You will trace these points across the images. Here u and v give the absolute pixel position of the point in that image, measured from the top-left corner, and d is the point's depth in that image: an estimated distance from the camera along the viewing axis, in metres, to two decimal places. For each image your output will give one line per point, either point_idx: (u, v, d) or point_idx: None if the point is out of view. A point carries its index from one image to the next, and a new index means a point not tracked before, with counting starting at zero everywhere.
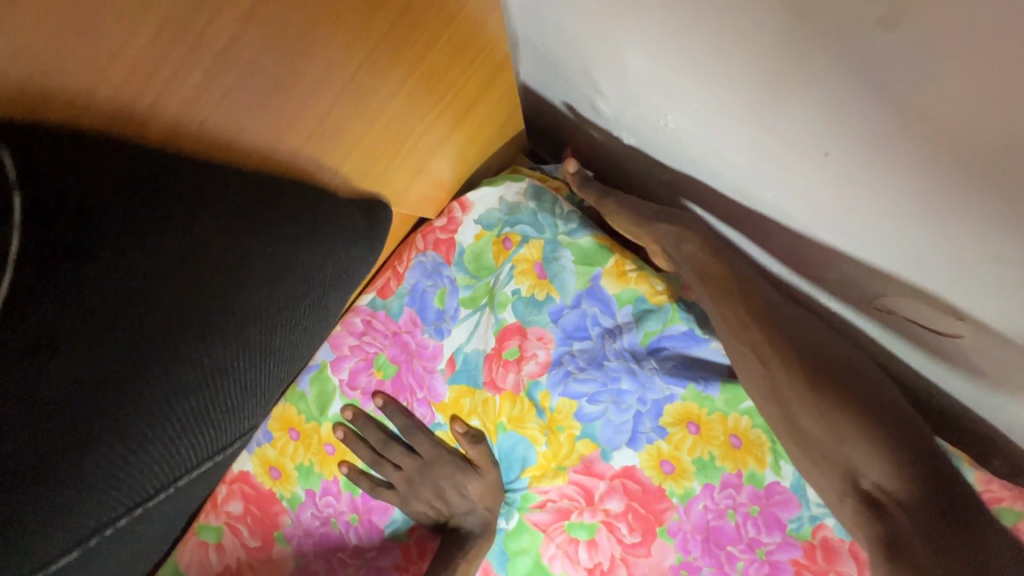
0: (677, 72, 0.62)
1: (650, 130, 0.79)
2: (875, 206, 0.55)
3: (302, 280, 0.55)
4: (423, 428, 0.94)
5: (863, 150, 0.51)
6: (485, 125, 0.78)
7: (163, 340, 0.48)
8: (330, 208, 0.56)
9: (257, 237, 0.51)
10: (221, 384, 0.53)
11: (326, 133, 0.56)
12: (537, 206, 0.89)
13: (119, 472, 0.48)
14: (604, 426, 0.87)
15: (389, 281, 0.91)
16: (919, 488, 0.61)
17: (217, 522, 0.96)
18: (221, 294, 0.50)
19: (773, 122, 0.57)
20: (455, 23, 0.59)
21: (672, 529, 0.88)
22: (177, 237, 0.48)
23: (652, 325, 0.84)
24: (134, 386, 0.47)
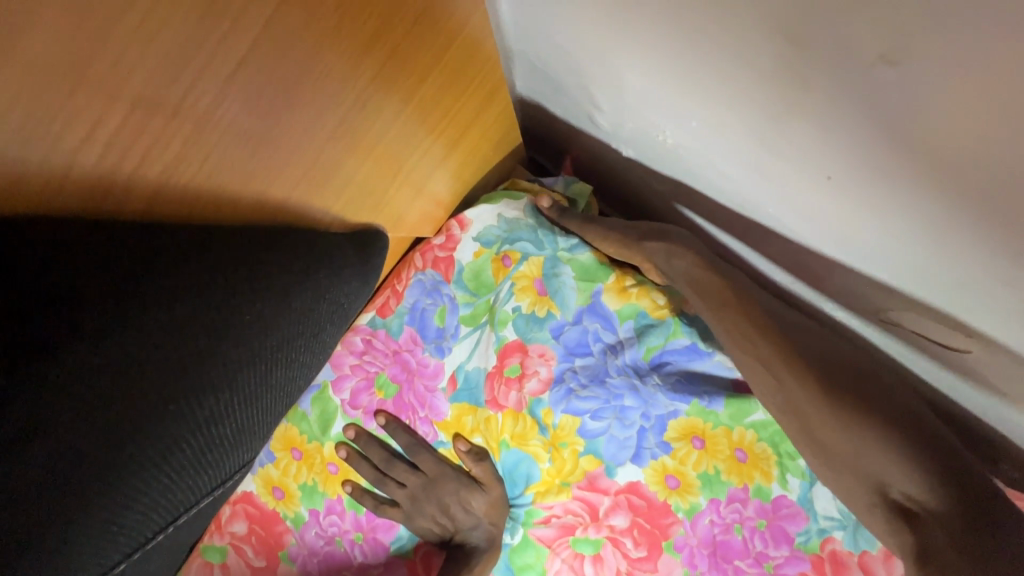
0: (681, 93, 0.60)
1: (650, 145, 0.77)
2: (882, 228, 0.54)
3: (300, 317, 0.53)
4: (426, 447, 0.93)
5: (869, 175, 0.50)
6: (480, 147, 0.77)
7: (156, 390, 0.45)
8: (321, 243, 0.55)
9: (255, 274, 0.50)
10: (222, 425, 0.51)
11: (319, 165, 0.55)
12: (536, 221, 0.88)
13: (119, 521, 0.46)
14: (607, 442, 0.87)
15: (389, 300, 0.91)
16: (955, 499, 0.58)
17: (222, 542, 0.96)
18: (216, 339, 0.48)
19: (775, 144, 0.56)
20: (450, 49, 0.59)
21: (679, 544, 0.87)
22: (173, 278, 0.46)
23: (654, 340, 0.83)
24: (128, 440, 0.44)
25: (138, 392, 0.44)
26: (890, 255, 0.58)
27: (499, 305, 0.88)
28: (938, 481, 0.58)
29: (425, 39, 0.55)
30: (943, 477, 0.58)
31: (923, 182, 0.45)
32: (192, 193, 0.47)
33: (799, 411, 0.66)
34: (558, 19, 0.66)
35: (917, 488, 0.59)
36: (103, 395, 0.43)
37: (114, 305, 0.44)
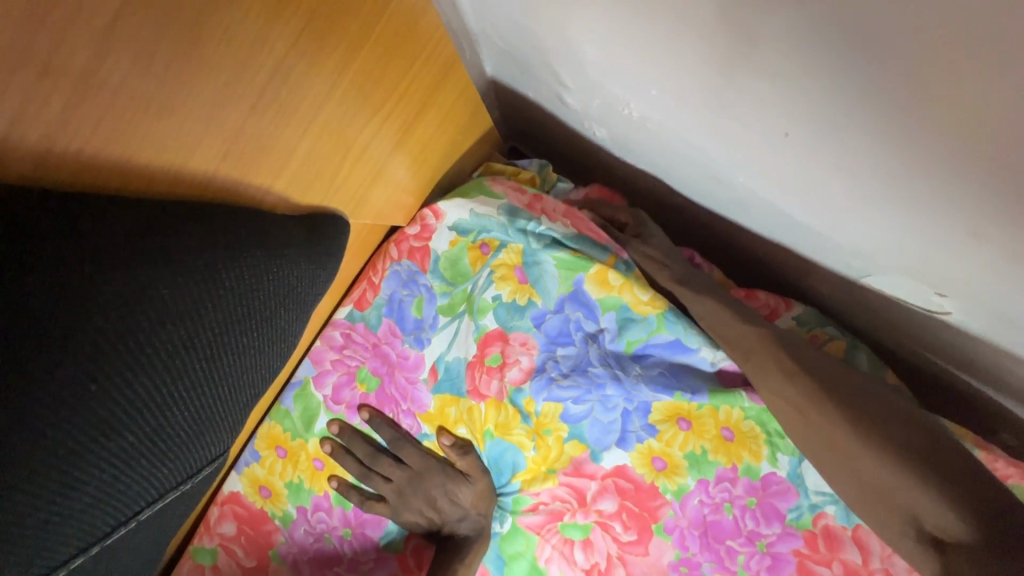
0: (637, 52, 0.58)
1: (616, 120, 0.76)
2: (844, 179, 0.53)
3: (244, 297, 0.52)
4: (410, 440, 0.92)
5: (817, 119, 0.49)
6: (441, 128, 0.76)
7: (89, 372, 0.44)
8: (271, 227, 0.55)
9: (202, 254, 0.49)
10: (179, 409, 0.50)
11: (264, 147, 0.55)
12: (511, 220, 0.85)
13: (73, 511, 0.45)
14: (592, 426, 0.86)
15: (366, 292, 0.90)
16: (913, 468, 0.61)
17: (211, 545, 0.95)
18: (151, 318, 0.47)
19: (730, 104, 0.55)
20: (383, 16, 0.59)
21: (669, 526, 0.86)
22: (117, 260, 0.45)
23: (635, 334, 0.82)
24: (63, 425, 0.43)
25: (69, 376, 0.43)
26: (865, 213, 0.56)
27: (476, 292, 0.87)
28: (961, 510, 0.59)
29: (352, 7, 0.55)
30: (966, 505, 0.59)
31: (879, 123, 0.44)
32: (111, 166, 0.45)
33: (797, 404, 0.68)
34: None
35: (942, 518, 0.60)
36: (28, 376, 0.41)
37: (28, 283, 0.41)
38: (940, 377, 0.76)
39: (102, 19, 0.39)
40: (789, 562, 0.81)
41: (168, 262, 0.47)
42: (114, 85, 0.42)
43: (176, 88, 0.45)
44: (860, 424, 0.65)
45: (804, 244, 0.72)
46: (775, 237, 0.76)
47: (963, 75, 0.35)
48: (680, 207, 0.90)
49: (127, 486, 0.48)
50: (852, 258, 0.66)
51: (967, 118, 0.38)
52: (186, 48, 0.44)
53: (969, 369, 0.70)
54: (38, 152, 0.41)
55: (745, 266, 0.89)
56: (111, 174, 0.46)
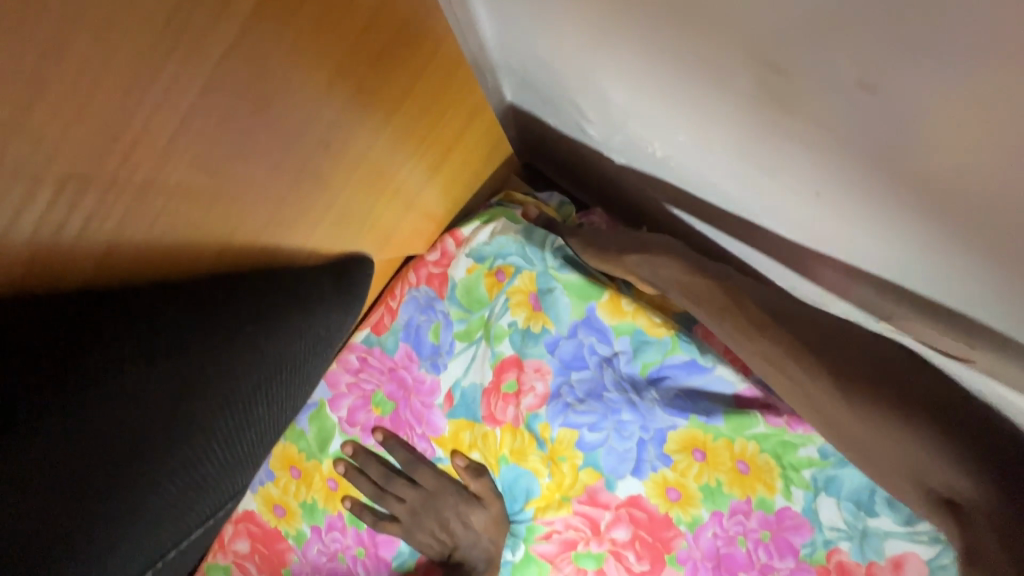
0: (664, 104, 0.59)
1: (640, 157, 0.76)
2: (873, 242, 0.53)
3: (274, 359, 0.53)
4: (425, 461, 0.92)
5: (859, 197, 0.49)
6: (466, 165, 0.76)
7: (129, 446, 0.46)
8: (300, 285, 0.56)
9: (233, 324, 0.50)
10: (204, 465, 0.52)
11: (292, 205, 0.54)
12: (525, 240, 0.85)
13: (109, 558, 0.48)
14: (607, 454, 0.86)
15: (383, 317, 0.88)
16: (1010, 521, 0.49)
17: (225, 562, 0.96)
18: (185, 390, 0.48)
19: (766, 162, 0.55)
20: (423, 74, 0.59)
21: (682, 557, 0.86)
22: (165, 332, 0.46)
23: (650, 357, 0.81)
24: (103, 485, 0.46)
25: (112, 451, 0.45)
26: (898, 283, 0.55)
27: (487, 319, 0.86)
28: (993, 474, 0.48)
29: (400, 56, 0.54)
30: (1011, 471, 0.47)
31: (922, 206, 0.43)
32: (150, 249, 0.45)
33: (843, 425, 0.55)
34: (546, 40, 0.65)
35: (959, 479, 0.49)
36: (77, 461, 0.44)
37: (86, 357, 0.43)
38: None
39: (164, 134, 0.39)
40: None
41: (208, 335, 0.49)
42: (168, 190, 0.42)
43: (226, 173, 0.45)
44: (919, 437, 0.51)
45: None
46: None
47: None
48: None
49: (161, 531, 0.52)
50: None
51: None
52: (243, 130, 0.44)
53: None
54: (108, 240, 0.41)
55: None
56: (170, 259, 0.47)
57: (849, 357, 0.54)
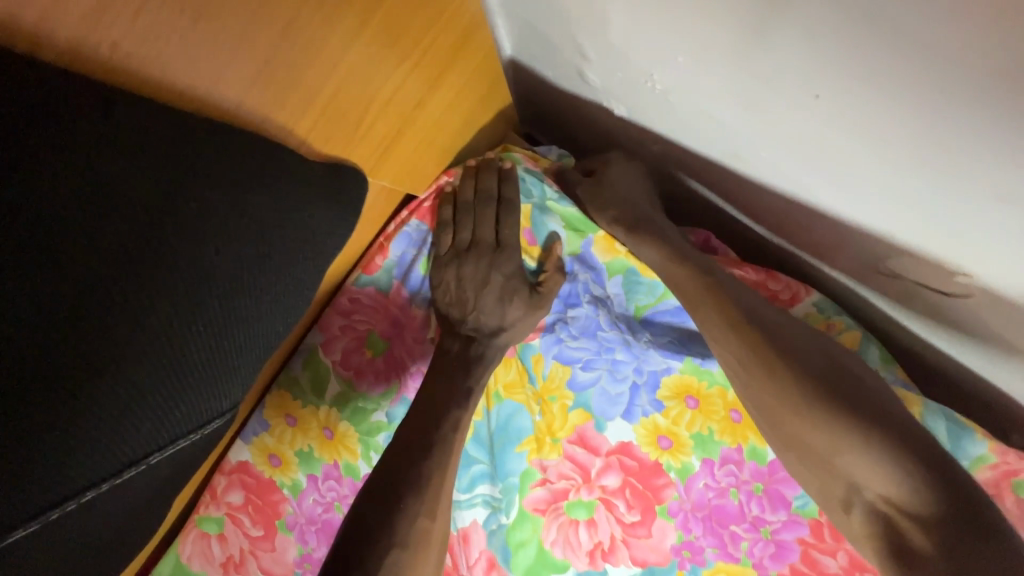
0: (655, 10, 0.60)
1: (641, 95, 0.76)
2: (882, 132, 0.53)
3: (266, 235, 0.50)
4: (398, 363, 0.91)
5: (869, 81, 0.50)
6: (466, 93, 0.75)
7: (109, 296, 0.43)
8: (291, 167, 0.53)
9: (225, 189, 0.48)
10: (189, 342, 0.47)
11: (279, 82, 0.53)
12: (526, 172, 0.86)
13: (78, 431, 0.43)
14: (598, 396, 0.87)
15: (374, 256, 0.86)
16: (907, 486, 0.60)
17: (218, 513, 0.88)
18: (170, 245, 0.45)
19: (766, 64, 0.55)
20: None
21: (672, 509, 0.85)
22: (150, 173, 0.45)
23: (643, 300, 0.85)
24: (77, 333, 0.42)
25: (88, 297, 0.42)
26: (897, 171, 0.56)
27: (491, 233, 0.83)
28: (926, 485, 0.60)
29: None
30: (937, 482, 0.60)
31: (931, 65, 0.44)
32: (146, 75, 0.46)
33: (767, 407, 0.69)
34: None
35: (895, 489, 0.61)
36: (53, 295, 0.41)
37: (68, 179, 0.41)
38: (956, 372, 0.81)
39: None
40: (794, 550, 0.81)
41: (199, 193, 0.47)
42: None
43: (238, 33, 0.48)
44: (823, 406, 0.65)
45: (832, 227, 0.72)
46: (794, 222, 0.77)
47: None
48: (694, 202, 0.91)
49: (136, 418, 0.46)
50: (880, 239, 0.67)
51: None
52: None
53: (976, 346, 0.74)
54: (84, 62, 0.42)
55: (757, 254, 0.91)
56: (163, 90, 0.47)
57: (805, 355, 0.70)
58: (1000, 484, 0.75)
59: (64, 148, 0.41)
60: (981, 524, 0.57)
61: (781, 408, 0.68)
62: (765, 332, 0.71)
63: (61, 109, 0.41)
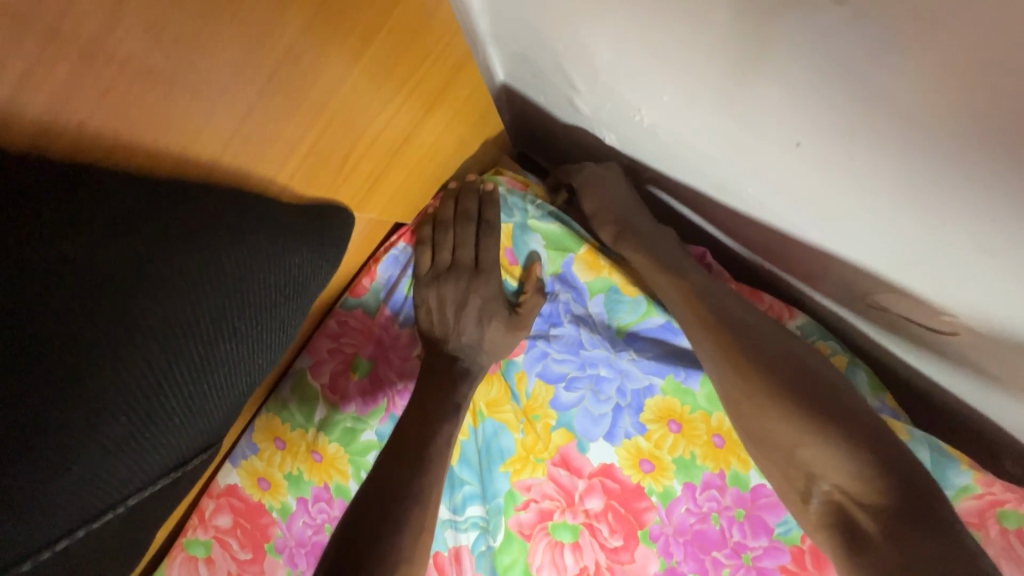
0: (645, 50, 0.58)
1: (629, 126, 0.76)
2: (857, 184, 0.53)
3: (245, 281, 0.48)
4: (383, 383, 0.90)
5: (852, 138, 0.49)
6: (452, 127, 0.76)
7: (73, 356, 0.40)
8: (271, 214, 0.52)
9: (206, 236, 0.46)
10: (167, 395, 0.46)
11: (257, 138, 0.52)
12: (506, 191, 0.87)
13: (54, 488, 0.41)
14: (581, 415, 0.87)
15: (362, 280, 0.87)
16: (859, 473, 0.61)
17: (206, 536, 0.89)
18: (149, 298, 0.43)
19: (752, 109, 0.54)
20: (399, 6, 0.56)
21: (654, 533, 0.86)
22: (124, 223, 0.42)
23: (626, 317, 0.86)
24: (48, 395, 0.39)
25: (48, 359, 0.39)
26: (886, 224, 0.56)
27: (471, 254, 0.84)
28: (877, 474, 0.60)
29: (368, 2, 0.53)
30: (890, 473, 0.60)
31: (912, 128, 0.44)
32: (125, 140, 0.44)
33: (731, 398, 0.70)
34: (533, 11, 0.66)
35: (851, 480, 0.61)
36: (21, 357, 0.38)
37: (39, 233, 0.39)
38: (945, 398, 0.82)
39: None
40: None
41: (178, 241, 0.44)
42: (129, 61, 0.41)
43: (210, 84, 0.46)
44: (787, 408, 0.66)
45: (818, 260, 0.72)
46: (782, 252, 0.77)
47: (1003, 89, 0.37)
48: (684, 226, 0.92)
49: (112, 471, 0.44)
50: (865, 275, 0.68)
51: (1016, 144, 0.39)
52: (197, 24, 0.43)
53: (962, 378, 0.75)
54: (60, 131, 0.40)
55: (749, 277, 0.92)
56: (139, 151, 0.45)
57: (798, 374, 0.67)
58: (986, 513, 0.75)
59: (20, 205, 0.38)
60: (931, 515, 0.57)
61: (745, 401, 0.69)
62: (757, 354, 0.70)
63: (14, 166, 0.39)
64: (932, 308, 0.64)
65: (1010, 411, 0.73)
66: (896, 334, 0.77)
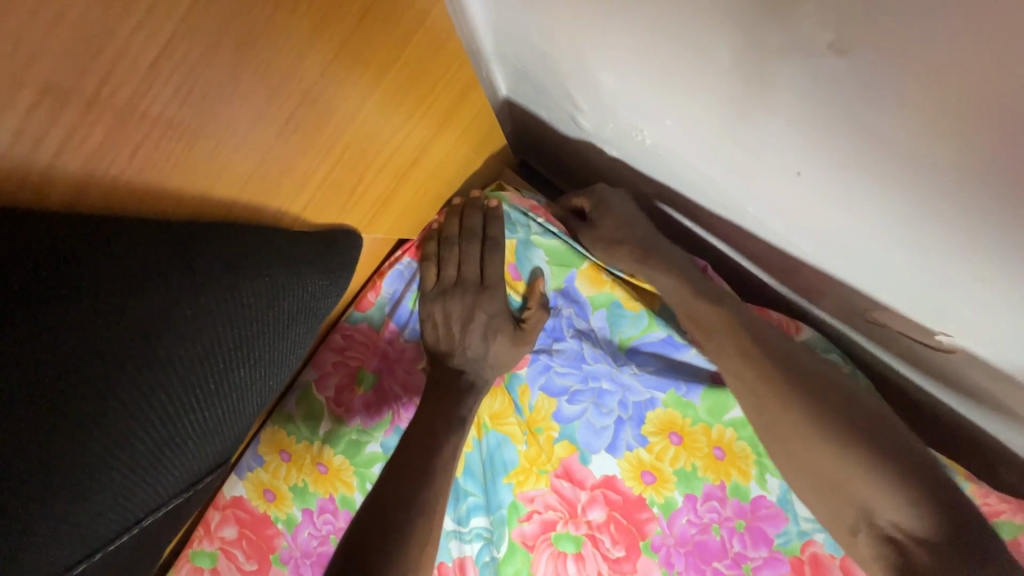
0: (657, 89, 0.57)
1: (632, 145, 0.77)
2: (853, 219, 0.54)
3: (261, 310, 0.49)
4: (388, 396, 0.92)
5: (846, 181, 0.49)
6: (457, 146, 0.76)
7: (95, 389, 0.41)
8: (282, 244, 0.52)
9: (220, 268, 0.46)
10: (182, 422, 0.47)
11: (271, 176, 0.53)
12: (508, 205, 0.88)
13: (75, 516, 0.42)
14: (583, 428, 0.89)
15: (367, 294, 0.88)
16: (911, 509, 0.63)
17: (212, 548, 0.89)
18: (166, 332, 0.43)
19: (753, 146, 0.54)
20: (411, 38, 0.56)
21: (656, 544, 0.87)
22: (140, 260, 0.42)
23: (628, 331, 0.86)
24: (70, 430, 0.40)
25: (72, 393, 0.40)
26: (880, 255, 0.57)
27: (475, 270, 0.85)
28: (927, 509, 0.63)
29: (380, 36, 0.53)
30: (942, 511, 0.62)
31: (901, 182, 0.44)
32: (140, 191, 0.44)
33: (777, 430, 0.71)
34: (539, 40, 0.66)
35: (904, 517, 0.64)
36: (43, 397, 0.39)
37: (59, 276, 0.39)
38: (940, 409, 0.83)
39: (145, 56, 0.39)
40: None
41: (193, 274, 0.45)
42: (148, 116, 0.41)
43: (219, 129, 0.46)
44: (825, 436, 0.68)
45: (818, 276, 0.73)
46: (783, 267, 0.78)
47: (991, 164, 0.37)
48: (685, 238, 0.93)
49: (129, 495, 0.46)
50: (864, 295, 0.69)
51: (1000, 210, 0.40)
52: (206, 81, 0.43)
53: (958, 391, 0.76)
54: (74, 189, 0.40)
55: (749, 288, 0.93)
56: (155, 198, 0.45)
57: (795, 394, 0.70)
58: None
59: (40, 249, 0.38)
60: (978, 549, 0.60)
61: (794, 439, 0.70)
62: (774, 375, 0.72)
63: (32, 217, 0.38)
64: (929, 328, 0.65)
65: (1004, 425, 0.75)
66: (892, 348, 0.79)
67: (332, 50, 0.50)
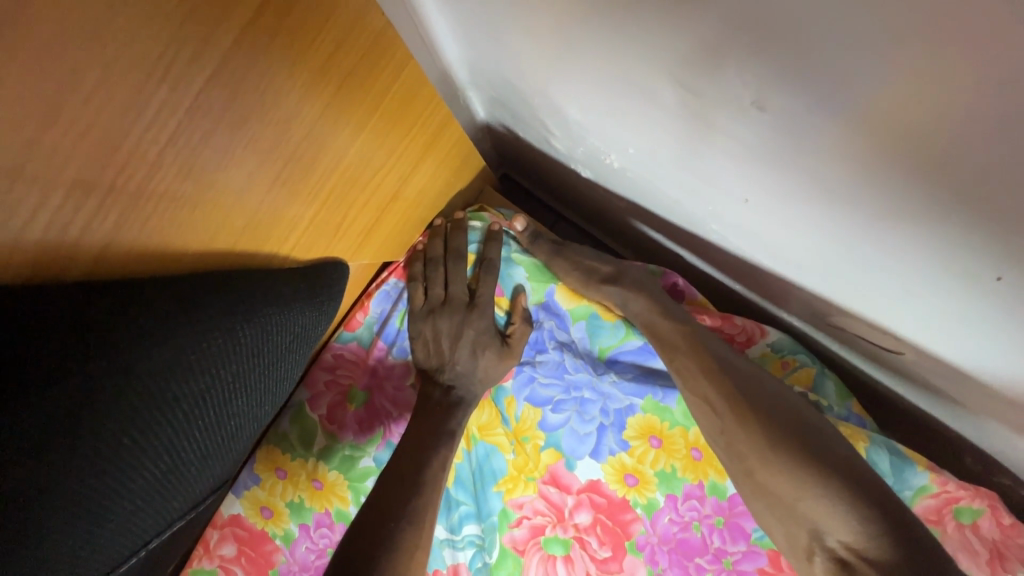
0: (622, 124, 0.60)
1: (603, 167, 0.81)
2: (801, 239, 0.59)
3: (257, 346, 0.53)
4: (380, 411, 0.95)
5: (790, 209, 0.54)
6: (437, 174, 0.80)
7: (107, 430, 0.44)
8: (274, 281, 0.56)
9: (220, 311, 0.49)
10: (185, 452, 0.50)
11: (267, 222, 0.56)
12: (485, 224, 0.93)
13: (90, 545, 0.46)
14: (568, 435, 0.93)
15: (356, 314, 0.93)
16: (861, 526, 0.60)
17: (211, 566, 0.92)
18: (172, 374, 0.47)
19: (706, 175, 0.59)
20: (391, 90, 0.60)
21: (640, 543, 0.91)
22: (147, 309, 0.45)
23: (607, 341, 0.91)
24: (86, 471, 0.43)
25: (89, 437, 0.43)
26: (828, 271, 0.62)
27: (459, 289, 0.89)
28: (879, 530, 0.59)
29: (364, 86, 0.57)
30: (893, 534, 0.59)
31: (835, 212, 0.49)
32: (151, 251, 0.47)
33: (729, 441, 0.71)
34: (512, 77, 0.70)
35: (853, 535, 0.60)
36: (61, 443, 0.42)
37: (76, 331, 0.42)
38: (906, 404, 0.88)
39: (152, 142, 0.43)
40: None
41: (196, 319, 0.48)
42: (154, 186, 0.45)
43: (219, 188, 0.49)
44: (780, 449, 0.66)
45: (781, 285, 0.78)
46: (750, 277, 0.83)
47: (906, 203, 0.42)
48: (661, 249, 0.98)
49: (138, 522, 0.50)
50: (823, 302, 0.73)
51: (918, 238, 0.45)
52: (205, 149, 0.46)
53: (918, 388, 0.81)
54: (94, 260, 0.44)
55: (723, 295, 0.98)
56: (164, 257, 0.49)
57: (766, 395, 0.72)
58: (943, 509, 0.79)
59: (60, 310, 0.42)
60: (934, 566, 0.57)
61: (753, 457, 0.68)
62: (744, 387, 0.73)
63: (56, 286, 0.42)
64: (881, 333, 0.70)
65: (962, 418, 0.79)
66: (853, 349, 0.84)
67: (321, 105, 0.53)
